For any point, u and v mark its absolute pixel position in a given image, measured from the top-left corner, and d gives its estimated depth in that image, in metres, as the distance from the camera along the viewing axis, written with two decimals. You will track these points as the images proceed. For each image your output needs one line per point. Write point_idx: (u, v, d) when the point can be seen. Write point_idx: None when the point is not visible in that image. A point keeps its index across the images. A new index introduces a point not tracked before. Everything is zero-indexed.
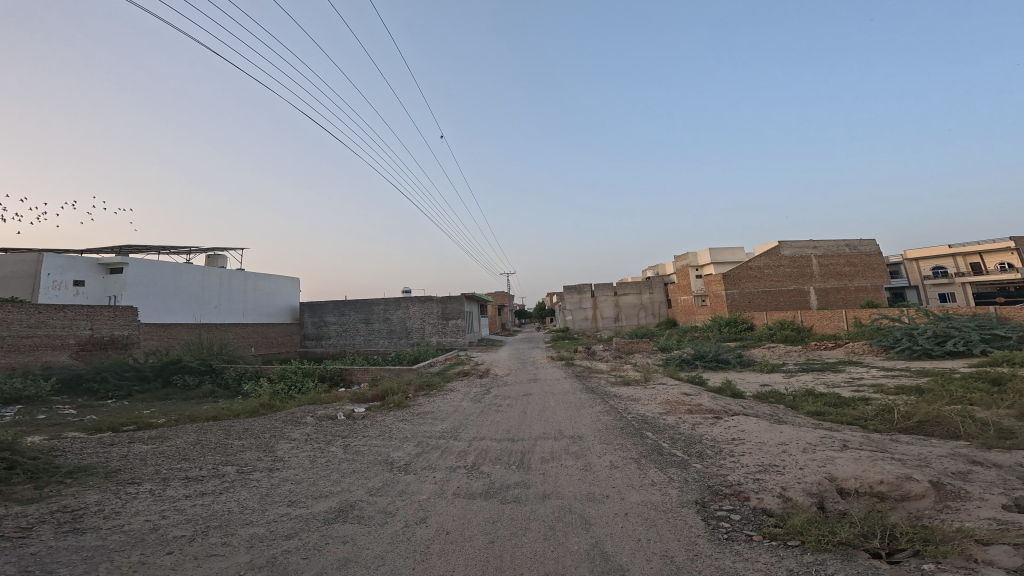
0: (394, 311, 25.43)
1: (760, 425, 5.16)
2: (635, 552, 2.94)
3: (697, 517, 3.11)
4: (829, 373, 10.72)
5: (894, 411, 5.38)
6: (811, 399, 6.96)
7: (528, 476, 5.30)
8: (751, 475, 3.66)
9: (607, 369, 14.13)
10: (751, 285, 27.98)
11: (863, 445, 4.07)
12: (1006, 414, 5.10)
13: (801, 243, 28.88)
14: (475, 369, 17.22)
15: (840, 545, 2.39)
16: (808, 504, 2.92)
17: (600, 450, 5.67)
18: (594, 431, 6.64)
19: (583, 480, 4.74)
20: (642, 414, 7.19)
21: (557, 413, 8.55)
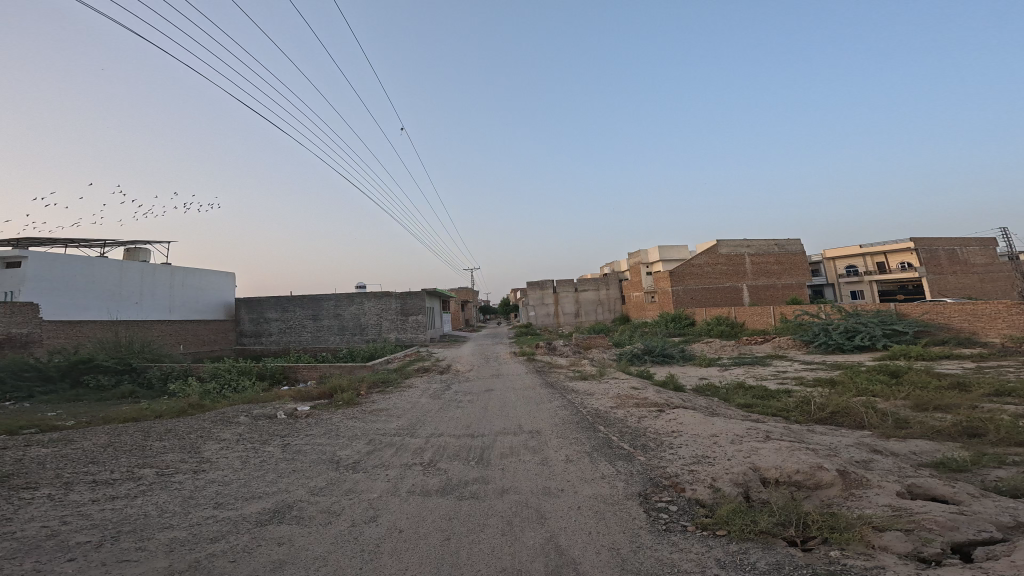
0: (347, 308, 24.28)
1: (698, 418, 5.48)
2: (586, 546, 2.97)
3: (639, 509, 3.23)
4: (759, 366, 11.74)
5: (812, 402, 5.92)
6: (742, 391, 7.54)
7: (487, 471, 5.25)
8: (687, 467, 3.86)
9: (567, 364, 14.43)
10: (693, 283, 29.95)
11: (783, 436, 4.43)
12: (902, 404, 5.80)
13: (736, 243, 31.23)
14: (436, 365, 16.89)
15: (761, 534, 2.56)
16: (735, 494, 3.13)
17: (557, 444, 5.74)
18: (551, 426, 6.72)
19: (540, 474, 4.78)
20: (596, 408, 7.40)
21: (517, 408, 8.56)
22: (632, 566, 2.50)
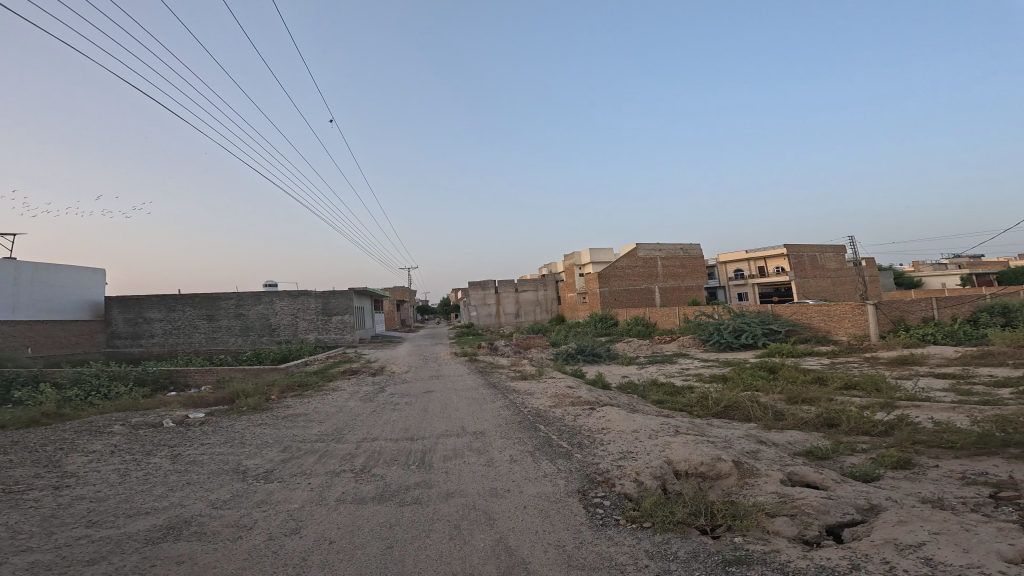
0: (252, 307, 21.59)
1: (622, 415, 6.08)
2: (533, 545, 3.19)
3: (579, 505, 3.59)
4: (669, 364, 13.46)
5: (709, 397, 6.98)
6: (656, 388, 8.57)
7: (430, 475, 5.23)
8: (615, 462, 4.34)
9: (508, 364, 14.81)
10: (618, 284, 32.97)
11: (690, 430, 5.15)
12: (777, 398, 7.12)
13: (652, 247, 34.88)
14: (366, 367, 16.00)
15: (678, 525, 3.01)
16: (655, 487, 3.62)
17: (501, 445, 5.95)
18: (495, 426, 6.91)
19: (487, 476, 4.92)
20: (536, 407, 7.78)
21: (459, 409, 8.63)
22: (579, 563, 2.77)
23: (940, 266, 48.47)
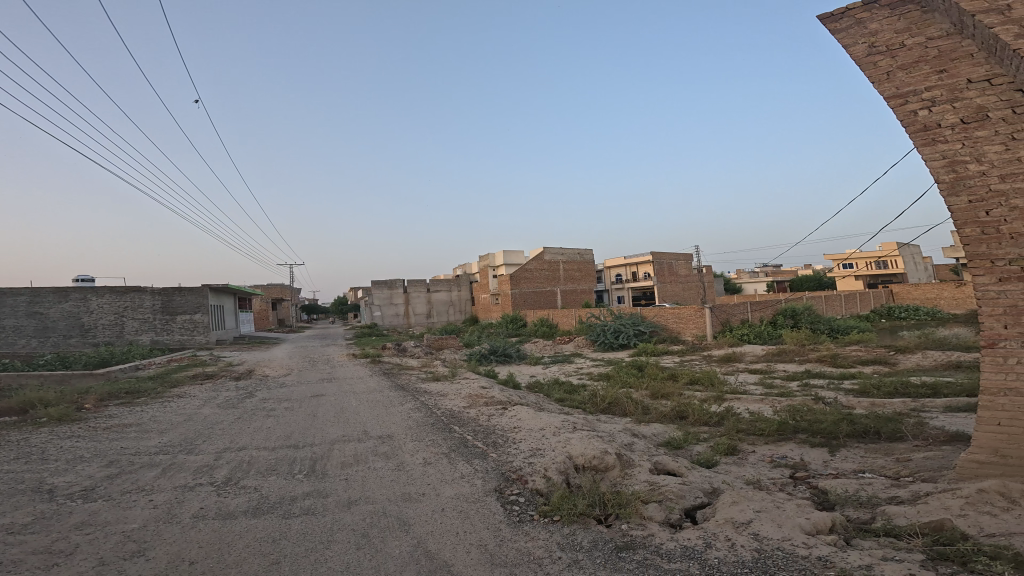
0: (55, 304, 16.68)
1: (530, 414, 6.64)
2: (456, 546, 3.35)
3: (497, 504, 3.96)
4: (567, 364, 14.96)
5: (597, 395, 8.12)
6: (557, 386, 9.59)
7: (324, 484, 4.93)
8: (527, 460, 4.83)
9: (417, 365, 14.43)
10: (527, 286, 35.37)
11: (584, 426, 5.96)
12: (644, 394, 8.66)
13: (559, 252, 37.68)
14: (226, 371, 13.49)
15: (581, 516, 3.53)
16: (561, 482, 4.16)
17: (411, 448, 5.93)
18: (404, 430, 6.78)
19: (397, 480, 4.87)
20: (449, 408, 7.91)
21: (359, 413, 8.18)
22: (500, 559, 3.09)
23: (758, 274, 62.77)
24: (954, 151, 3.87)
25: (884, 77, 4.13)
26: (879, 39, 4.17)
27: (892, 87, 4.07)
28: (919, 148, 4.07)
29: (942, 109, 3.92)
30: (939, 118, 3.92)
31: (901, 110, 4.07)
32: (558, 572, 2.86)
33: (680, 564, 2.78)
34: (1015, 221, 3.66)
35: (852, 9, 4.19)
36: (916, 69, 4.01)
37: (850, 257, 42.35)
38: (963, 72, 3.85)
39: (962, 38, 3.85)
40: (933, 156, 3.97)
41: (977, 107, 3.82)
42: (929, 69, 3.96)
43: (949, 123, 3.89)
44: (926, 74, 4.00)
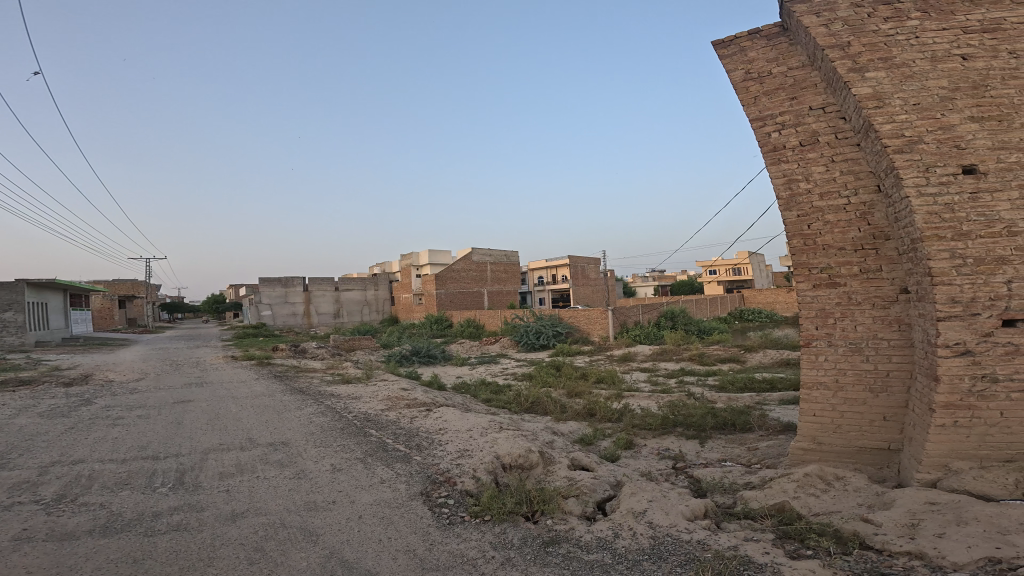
0: None
1: (457, 415, 6.75)
2: (379, 554, 3.34)
3: (424, 507, 4.03)
4: (492, 364, 15.41)
5: (521, 396, 8.64)
6: (484, 387, 9.97)
7: (197, 496, 4.40)
8: (454, 461, 4.96)
9: (321, 368, 13.09)
10: (453, 286, 35.35)
11: (510, 426, 6.29)
12: (562, 392, 9.45)
13: (486, 253, 38.50)
14: (52, 376, 10.59)
15: (511, 513, 3.83)
16: (489, 481, 4.41)
17: (315, 454, 5.55)
18: (305, 436, 6.28)
19: (299, 489, 4.54)
20: (364, 411, 7.54)
21: (249, 419, 7.28)
22: (430, 562, 3.21)
23: (651, 279, 71.58)
24: (791, 169, 4.55)
25: (751, 102, 4.80)
26: (754, 66, 4.85)
27: (755, 111, 4.77)
28: (770, 166, 4.68)
29: (786, 131, 4.60)
30: (783, 140, 4.60)
31: (758, 132, 4.74)
32: (492, 571, 3.09)
33: (597, 555, 3.24)
34: (827, 235, 4.41)
35: (738, 38, 4.88)
36: (774, 95, 4.68)
37: (714, 263, 51.29)
38: (807, 100, 4.55)
39: (812, 69, 4.55)
40: (776, 175, 4.64)
41: (813, 132, 4.50)
42: (783, 96, 4.64)
43: (788, 145, 4.57)
44: (782, 100, 4.67)
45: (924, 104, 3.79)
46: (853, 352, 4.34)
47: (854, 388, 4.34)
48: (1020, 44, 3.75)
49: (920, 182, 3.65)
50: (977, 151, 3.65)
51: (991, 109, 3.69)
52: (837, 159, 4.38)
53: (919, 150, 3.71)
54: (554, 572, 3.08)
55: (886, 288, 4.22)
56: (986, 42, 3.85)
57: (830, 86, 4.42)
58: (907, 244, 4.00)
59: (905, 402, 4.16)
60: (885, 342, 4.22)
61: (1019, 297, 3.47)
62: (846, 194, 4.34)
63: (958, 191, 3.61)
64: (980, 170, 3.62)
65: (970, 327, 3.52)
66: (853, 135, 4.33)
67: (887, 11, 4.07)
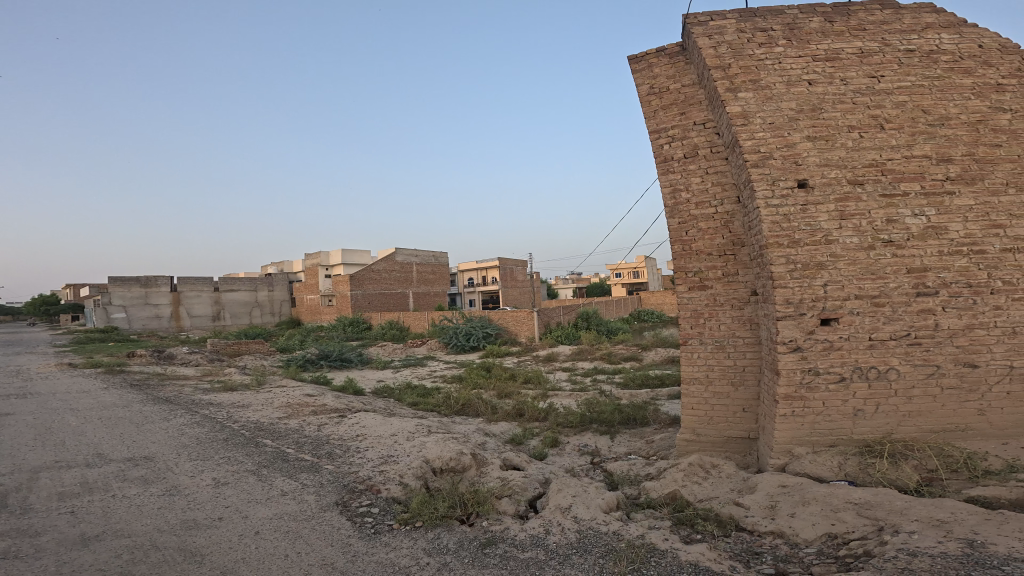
0: None
1: (377, 419, 6.29)
2: (287, 569, 2.96)
3: (342, 517, 3.66)
4: (418, 366, 14.86)
5: (452, 397, 8.55)
6: (409, 390, 9.64)
7: (27, 521, 3.52)
8: (377, 468, 4.59)
9: (195, 375, 11.02)
10: (372, 287, 33.11)
11: (439, 428, 6.06)
12: (492, 393, 9.50)
13: (411, 252, 36.88)
14: None
15: (444, 518, 3.66)
16: (419, 486, 4.19)
17: (190, 468, 4.67)
18: (178, 449, 5.28)
19: (172, 507, 3.80)
20: (256, 420, 6.56)
21: (99, 434, 5.90)
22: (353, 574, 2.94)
23: (567, 280, 76.38)
24: (676, 179, 5.24)
25: (651, 114, 5.44)
26: (656, 82, 5.49)
27: (654, 123, 5.40)
28: (661, 173, 5.33)
29: (675, 144, 5.28)
30: (672, 152, 5.27)
31: (654, 143, 5.39)
32: None
33: (531, 552, 3.28)
34: (700, 241, 5.13)
35: (648, 55, 5.53)
36: (669, 110, 5.34)
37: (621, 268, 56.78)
38: (693, 115, 5.24)
39: (699, 87, 5.25)
40: (665, 183, 5.31)
41: (694, 145, 5.20)
42: (676, 110, 5.31)
43: (675, 157, 5.25)
44: (675, 114, 5.34)
45: (777, 123, 4.50)
46: (718, 350, 5.09)
47: (721, 383, 5.09)
48: (850, 73, 4.54)
49: (768, 196, 4.35)
50: (809, 167, 4.36)
51: (825, 130, 4.42)
52: (710, 171, 5.11)
53: (769, 165, 4.40)
54: (492, 573, 3.02)
55: (740, 290, 5.00)
56: (827, 69, 4.62)
57: (711, 104, 5.14)
58: (755, 252, 4.78)
59: (756, 394, 4.96)
60: (742, 340, 4.99)
61: (832, 300, 4.20)
62: (714, 203, 5.08)
63: (794, 202, 4.33)
64: (809, 184, 4.34)
65: (797, 324, 4.22)
66: (723, 149, 5.07)
67: (762, 37, 4.83)
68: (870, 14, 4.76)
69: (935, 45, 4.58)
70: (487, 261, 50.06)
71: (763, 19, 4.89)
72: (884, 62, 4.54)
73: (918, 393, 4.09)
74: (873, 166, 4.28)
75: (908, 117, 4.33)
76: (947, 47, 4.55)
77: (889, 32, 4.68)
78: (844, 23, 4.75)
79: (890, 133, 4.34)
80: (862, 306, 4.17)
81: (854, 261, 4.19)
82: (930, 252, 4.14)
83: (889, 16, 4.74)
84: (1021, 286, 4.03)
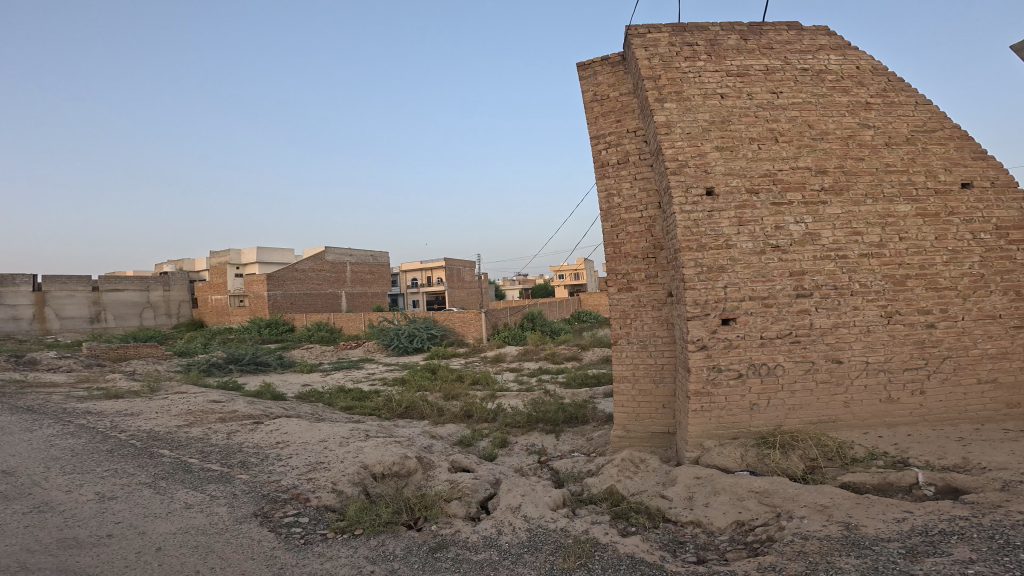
0: None
1: (301, 425, 5.77)
2: None
3: (262, 530, 3.36)
4: (353, 370, 13.95)
5: (394, 401, 8.23)
6: (342, 395, 9.22)
7: None
8: (303, 476, 4.23)
9: (67, 381, 9.09)
10: (292, 287, 30.21)
11: (379, 433, 5.78)
12: (436, 395, 9.26)
13: (341, 252, 34.47)
14: None
15: (388, 524, 3.48)
16: (356, 493, 3.98)
17: (65, 483, 3.91)
18: (47, 462, 4.36)
19: (43, 527, 3.17)
20: (150, 429, 5.61)
21: None
22: None
23: (511, 282, 77.27)
24: (610, 184, 5.61)
25: (593, 120, 5.82)
26: (599, 89, 5.88)
27: (595, 130, 5.78)
28: (597, 176, 5.69)
29: (611, 150, 5.67)
30: (608, 158, 5.65)
31: (594, 149, 5.76)
32: None
33: (484, 553, 3.21)
34: (628, 244, 5.52)
35: (594, 63, 5.91)
36: (608, 117, 5.74)
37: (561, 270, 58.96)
38: (628, 122, 5.67)
39: (633, 96, 5.69)
40: (602, 188, 5.67)
41: (626, 152, 5.62)
42: (614, 118, 5.72)
43: (611, 162, 5.63)
44: (613, 122, 5.74)
45: (693, 133, 5.06)
46: (641, 349, 5.47)
47: (645, 380, 5.47)
48: (755, 88, 5.20)
49: (682, 202, 4.87)
50: (716, 175, 4.95)
51: (731, 141, 5.04)
52: (638, 177, 5.53)
53: (684, 173, 4.94)
54: None
55: (659, 291, 5.42)
56: (738, 84, 5.26)
57: (642, 114, 5.58)
58: (671, 254, 5.22)
59: (672, 391, 5.38)
60: (661, 338, 5.41)
61: (731, 302, 4.79)
62: (640, 208, 5.49)
63: (702, 209, 4.88)
64: (715, 192, 4.92)
65: (703, 324, 4.77)
66: (648, 158, 5.52)
67: (687, 51, 5.39)
68: (777, 34, 5.43)
69: (825, 65, 5.29)
70: (430, 262, 48.66)
71: (690, 35, 5.44)
72: (782, 80, 5.23)
73: (800, 387, 4.71)
74: (766, 176, 4.93)
75: (797, 131, 5.04)
76: (835, 68, 5.28)
77: (791, 52, 5.37)
78: (755, 42, 5.41)
79: (782, 145, 5.00)
80: (753, 307, 4.78)
81: (748, 264, 4.81)
82: (806, 256, 4.80)
83: (792, 36, 5.43)
84: (873, 287, 4.69)
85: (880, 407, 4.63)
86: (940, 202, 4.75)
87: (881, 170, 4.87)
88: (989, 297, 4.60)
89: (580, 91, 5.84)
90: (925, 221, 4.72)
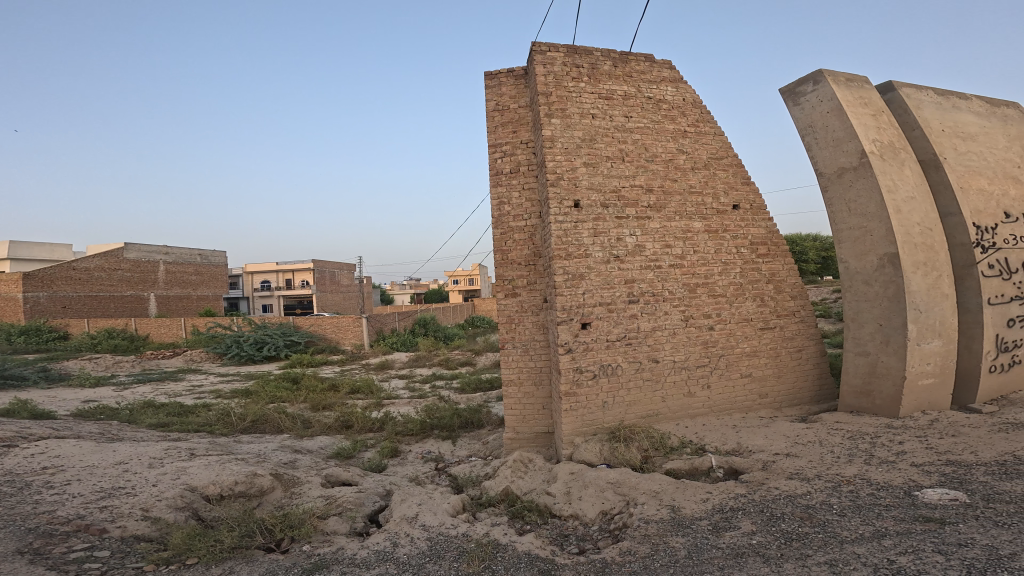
0: None
1: (85, 447, 4.47)
2: None
3: (36, 568, 2.52)
4: (169, 382, 10.69)
5: (232, 414, 6.71)
6: (151, 410, 7.06)
7: None
8: (91, 505, 3.30)
9: None
10: (69, 288, 22.05)
11: (211, 450, 4.89)
12: (300, 406, 7.91)
13: (150, 247, 26.36)
14: None
15: (234, 549, 2.97)
16: (184, 519, 3.34)
17: None
18: None
19: None
20: None
21: None
22: None
23: (400, 287, 71.96)
24: (502, 192, 6.01)
25: (495, 127, 6.25)
26: (502, 99, 6.34)
27: (493, 137, 6.18)
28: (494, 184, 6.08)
29: (505, 159, 6.10)
30: (502, 166, 6.06)
31: (491, 155, 6.14)
32: None
33: (379, 567, 2.88)
34: (514, 251, 5.90)
35: (500, 75, 6.39)
36: (506, 127, 6.20)
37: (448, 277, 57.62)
38: (522, 134, 6.18)
39: (529, 109, 6.22)
40: (495, 195, 6.04)
41: (517, 162, 6.09)
42: (511, 129, 6.20)
43: (504, 171, 6.05)
44: (508, 132, 6.20)
45: (569, 147, 5.86)
46: (523, 352, 5.79)
47: (527, 383, 5.77)
48: (616, 111, 6.32)
49: (556, 213, 5.56)
50: (582, 190, 5.78)
51: (594, 158, 5.99)
52: (525, 187, 6.02)
53: (558, 186, 5.65)
54: None
55: (535, 296, 5.84)
56: (605, 104, 6.30)
57: (534, 128, 6.14)
58: (546, 262, 5.72)
59: (549, 393, 5.75)
60: (540, 342, 5.80)
61: (588, 307, 5.55)
62: (524, 217, 5.96)
63: (571, 219, 5.62)
64: (580, 206, 5.72)
65: (569, 329, 5.41)
66: (530, 169, 6.06)
67: (573, 70, 6.23)
68: (637, 64, 6.63)
69: (664, 95, 6.70)
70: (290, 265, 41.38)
71: (578, 57, 6.28)
72: (633, 106, 6.45)
73: (631, 386, 5.67)
74: (614, 194, 5.99)
75: (636, 148, 6.31)
76: (670, 98, 6.71)
77: (643, 81, 6.65)
78: (622, 69, 6.54)
79: (626, 164, 6.18)
80: (601, 312, 5.63)
81: (599, 273, 5.68)
82: (638, 266, 5.96)
83: (647, 67, 6.69)
84: (676, 295, 6.11)
85: (686, 401, 5.96)
86: (720, 221, 6.57)
87: (687, 191, 6.46)
88: (746, 302, 6.48)
89: (484, 97, 6.23)
90: (709, 236, 6.44)
